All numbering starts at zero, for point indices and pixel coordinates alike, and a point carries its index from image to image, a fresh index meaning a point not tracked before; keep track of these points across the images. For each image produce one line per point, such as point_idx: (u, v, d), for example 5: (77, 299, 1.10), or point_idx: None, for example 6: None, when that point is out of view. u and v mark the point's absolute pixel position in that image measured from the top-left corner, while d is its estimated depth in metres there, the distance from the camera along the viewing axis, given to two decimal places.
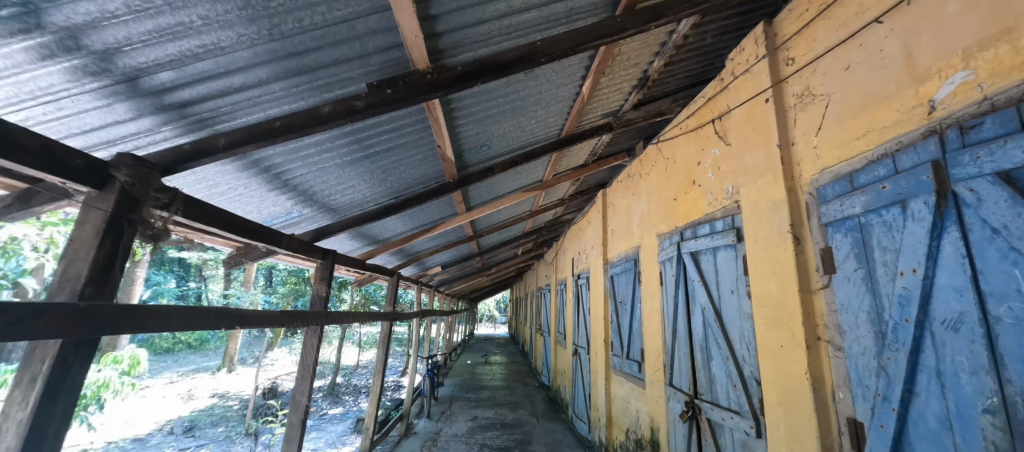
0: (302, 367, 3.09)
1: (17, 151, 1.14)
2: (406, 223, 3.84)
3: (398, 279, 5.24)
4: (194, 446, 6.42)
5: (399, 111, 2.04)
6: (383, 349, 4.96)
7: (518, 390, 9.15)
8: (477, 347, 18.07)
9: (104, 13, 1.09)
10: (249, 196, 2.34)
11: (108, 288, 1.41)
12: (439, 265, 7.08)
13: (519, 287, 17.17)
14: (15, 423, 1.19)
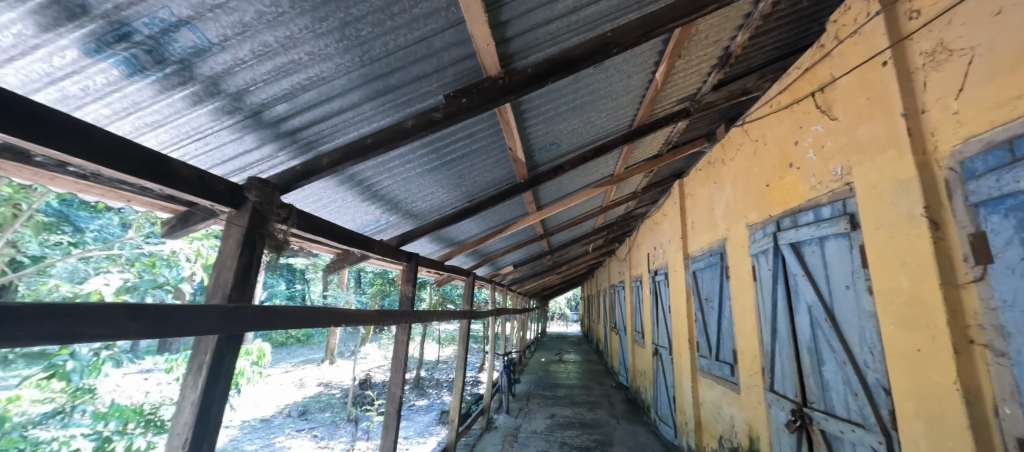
0: (394, 361, 3.35)
1: (182, 182, 1.39)
2: (481, 225, 3.96)
3: (474, 279, 5.42)
4: (307, 428, 7.29)
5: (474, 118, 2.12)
6: (462, 346, 5.16)
7: (596, 389, 8.96)
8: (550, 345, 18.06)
9: (236, 61, 1.28)
10: (345, 208, 2.59)
11: (246, 292, 1.66)
12: (512, 264, 7.18)
13: (591, 284, 16.81)
14: (190, 401, 1.46)
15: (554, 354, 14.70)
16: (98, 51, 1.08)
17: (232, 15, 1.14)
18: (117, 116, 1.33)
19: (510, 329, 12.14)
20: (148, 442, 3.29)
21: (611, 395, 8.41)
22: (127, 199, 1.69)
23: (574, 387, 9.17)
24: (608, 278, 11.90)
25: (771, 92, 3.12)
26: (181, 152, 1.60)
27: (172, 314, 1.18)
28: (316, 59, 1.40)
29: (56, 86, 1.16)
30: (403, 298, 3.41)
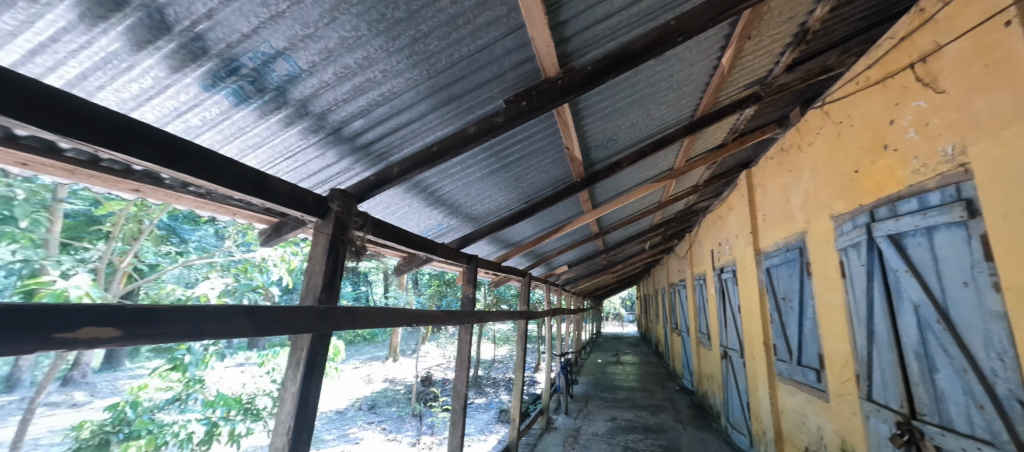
0: (458, 359, 3.45)
1: (278, 195, 1.54)
2: (537, 226, 3.96)
3: (530, 279, 5.44)
4: (377, 421, 7.74)
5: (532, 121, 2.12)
6: (520, 346, 5.18)
7: (658, 392, 8.60)
8: (606, 345, 17.64)
9: (320, 85, 1.39)
10: (410, 213, 2.72)
11: (332, 294, 1.81)
12: (565, 264, 7.08)
13: (648, 282, 16.19)
14: (291, 393, 1.62)
15: (611, 355, 14.32)
16: (212, 85, 1.22)
17: (319, 42, 1.22)
18: (226, 140, 1.51)
19: (566, 329, 12.00)
20: (247, 427, 3.70)
21: (675, 399, 8.03)
22: (231, 212, 1.90)
23: (633, 390, 8.84)
24: (666, 276, 11.38)
25: (857, 68, 2.81)
26: (275, 169, 1.78)
27: (275, 315, 1.32)
28: (388, 75, 1.48)
29: (180, 119, 1.34)
30: (465, 299, 3.52)
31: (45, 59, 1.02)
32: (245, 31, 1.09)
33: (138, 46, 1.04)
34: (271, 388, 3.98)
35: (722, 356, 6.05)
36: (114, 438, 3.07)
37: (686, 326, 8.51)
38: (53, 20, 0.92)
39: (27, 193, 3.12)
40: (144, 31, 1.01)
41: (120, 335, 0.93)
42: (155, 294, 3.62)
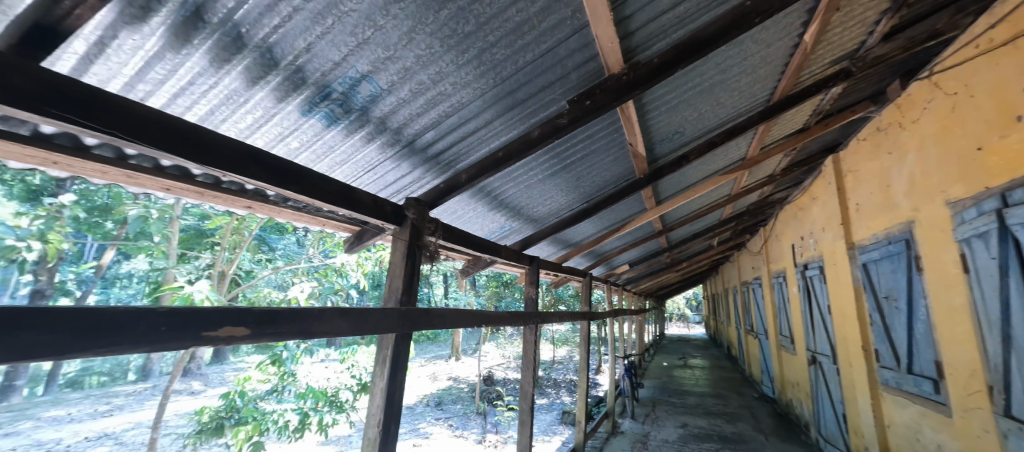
0: (524, 359, 3.46)
1: (363, 206, 1.67)
2: (598, 225, 3.84)
3: (592, 279, 5.31)
4: (444, 418, 7.96)
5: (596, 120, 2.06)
6: (583, 347, 5.05)
7: (734, 398, 8.02)
8: (672, 347, 16.79)
9: (398, 102, 1.46)
10: (475, 218, 2.77)
11: (411, 296, 1.92)
12: (627, 263, 6.81)
13: (716, 281, 15.15)
14: (379, 387, 1.75)
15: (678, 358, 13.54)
16: (309, 111, 1.35)
17: (397, 62, 1.29)
18: (318, 159, 1.66)
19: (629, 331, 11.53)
20: (333, 418, 4.00)
21: (754, 406, 7.44)
22: (321, 223, 2.09)
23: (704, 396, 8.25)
24: (737, 274, 10.52)
25: (974, 29, 2.43)
26: (359, 182, 1.92)
27: (366, 316, 1.44)
28: (458, 87, 1.51)
29: (282, 143, 1.50)
30: (528, 301, 3.51)
31: (183, 99, 1.21)
32: (336, 60, 1.18)
33: (252, 81, 1.18)
34: (352, 383, 4.21)
35: (810, 362, 5.48)
36: (228, 422, 3.52)
37: (764, 328, 7.82)
38: (190, 66, 1.08)
39: (159, 213, 3.71)
40: (256, 68, 1.14)
41: (249, 333, 1.06)
42: (254, 295, 4.05)
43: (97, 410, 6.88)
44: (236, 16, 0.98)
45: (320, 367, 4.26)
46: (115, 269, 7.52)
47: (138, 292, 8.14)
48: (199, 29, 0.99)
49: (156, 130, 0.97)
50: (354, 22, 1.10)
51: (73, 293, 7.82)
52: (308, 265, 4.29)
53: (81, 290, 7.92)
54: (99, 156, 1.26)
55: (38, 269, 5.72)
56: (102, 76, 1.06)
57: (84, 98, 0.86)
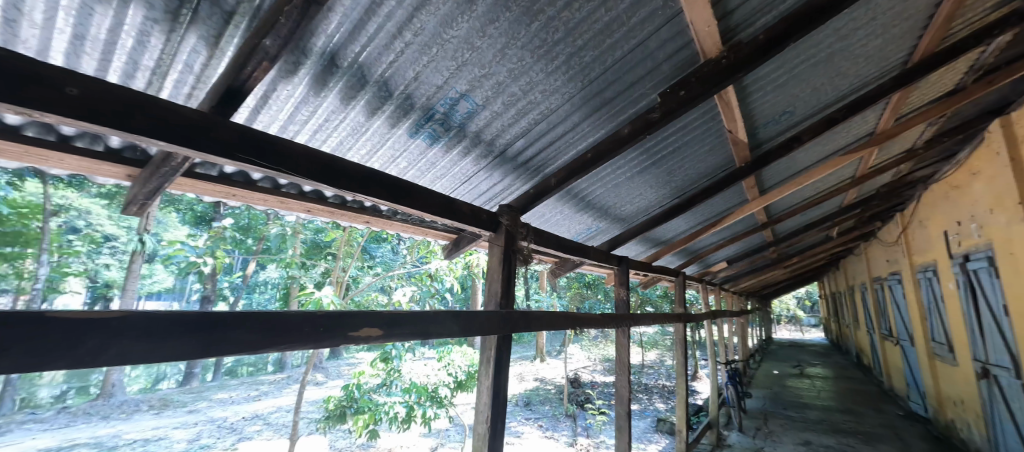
0: (618, 363, 3.27)
1: (463, 215, 1.76)
2: (692, 221, 3.42)
3: (686, 279, 4.93)
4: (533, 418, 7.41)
5: (693, 111, 1.88)
6: (680, 351, 4.71)
7: (871, 414, 6.83)
8: (783, 353, 14.85)
9: (489, 114, 1.50)
10: (561, 220, 2.63)
11: (509, 299, 1.97)
12: (724, 260, 6.08)
13: (837, 277, 13.07)
14: (485, 386, 1.83)
15: (793, 365, 11.96)
16: (415, 132, 1.49)
17: (491, 78, 1.34)
18: (421, 174, 1.79)
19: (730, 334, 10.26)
20: (434, 412, 4.03)
21: (899, 425, 6.26)
22: (423, 233, 2.26)
23: (830, 410, 7.15)
24: (865, 270, 8.98)
25: None
26: (456, 194, 2.03)
27: (471, 319, 1.54)
28: (547, 94, 1.50)
29: (392, 164, 1.68)
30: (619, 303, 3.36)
31: (318, 135, 1.42)
32: (438, 83, 1.29)
33: (370, 111, 1.33)
34: (451, 379, 4.19)
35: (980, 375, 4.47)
36: (349, 410, 3.91)
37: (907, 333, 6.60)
38: (325, 106, 1.27)
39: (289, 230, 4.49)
40: (374, 100, 1.29)
41: (381, 333, 1.20)
42: (365, 298, 4.45)
43: (249, 395, 8.24)
44: (359, 58, 1.12)
45: (419, 363, 4.17)
46: (256, 277, 8.95)
47: (272, 295, 9.59)
48: (334, 74, 1.16)
49: (303, 162, 1.15)
50: (455, 47, 1.18)
51: (229, 298, 9.58)
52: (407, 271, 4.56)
53: (234, 295, 9.62)
54: (260, 187, 1.56)
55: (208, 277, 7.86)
56: (263, 123, 1.30)
57: (257, 142, 1.05)
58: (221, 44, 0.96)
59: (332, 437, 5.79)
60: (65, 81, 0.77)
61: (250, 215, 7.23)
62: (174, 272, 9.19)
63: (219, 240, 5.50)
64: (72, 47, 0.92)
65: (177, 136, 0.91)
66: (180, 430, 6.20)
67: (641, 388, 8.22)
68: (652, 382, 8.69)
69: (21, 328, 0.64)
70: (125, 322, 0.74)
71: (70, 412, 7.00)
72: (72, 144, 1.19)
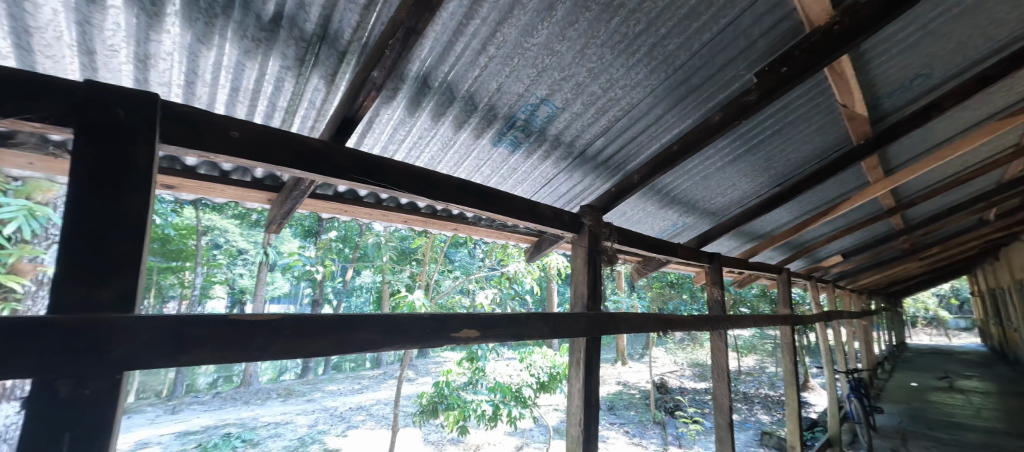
0: (716, 369, 3.00)
1: (544, 218, 1.77)
2: (797, 212, 3.00)
3: (791, 275, 4.40)
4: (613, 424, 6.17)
5: (800, 90, 1.64)
6: (789, 357, 4.22)
7: None
8: (922, 361, 12.47)
9: (568, 115, 1.47)
10: (645, 217, 2.50)
11: (596, 301, 1.93)
12: (839, 253, 5.30)
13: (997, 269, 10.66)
14: (576, 387, 1.82)
15: (938, 376, 10.01)
16: (498, 141, 1.54)
17: (571, 80, 1.33)
18: (503, 179, 1.83)
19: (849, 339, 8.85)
20: (519, 412, 3.88)
21: None
22: (506, 237, 2.32)
23: (994, 433, 5.86)
24: None
25: None
26: (536, 197, 2.05)
27: (560, 320, 1.55)
28: (628, 89, 1.42)
29: (477, 172, 1.76)
30: (712, 303, 3.10)
31: (411, 152, 1.54)
32: (519, 91, 1.32)
33: (458, 124, 1.42)
34: (534, 380, 4.03)
35: None
36: (440, 406, 3.92)
37: None
38: (418, 124, 1.38)
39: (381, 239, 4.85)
40: (461, 114, 1.37)
41: (478, 335, 1.27)
42: (450, 297, 4.58)
43: (353, 388, 9.05)
44: (448, 77, 1.20)
45: (501, 363, 4.13)
46: (354, 281, 9.85)
47: (368, 298, 10.44)
48: (426, 95, 1.26)
49: (403, 177, 1.26)
50: (535, 55, 1.20)
51: (332, 301, 10.64)
52: (487, 273, 4.64)
53: (336, 298, 10.68)
54: (365, 202, 1.75)
55: (314, 283, 8.74)
56: (368, 145, 1.46)
57: (366, 163, 1.18)
58: (336, 80, 1.10)
59: (426, 431, 6.11)
60: (226, 126, 0.95)
61: (345, 228, 8.28)
62: (290, 278, 10.48)
63: (325, 252, 6.24)
64: (230, 97, 1.13)
65: (305, 163, 1.06)
66: (301, 417, 7.03)
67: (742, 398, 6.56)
68: (753, 391, 6.93)
69: (212, 328, 0.81)
70: (279, 324, 0.89)
71: (220, 397, 8.32)
72: (229, 177, 1.47)
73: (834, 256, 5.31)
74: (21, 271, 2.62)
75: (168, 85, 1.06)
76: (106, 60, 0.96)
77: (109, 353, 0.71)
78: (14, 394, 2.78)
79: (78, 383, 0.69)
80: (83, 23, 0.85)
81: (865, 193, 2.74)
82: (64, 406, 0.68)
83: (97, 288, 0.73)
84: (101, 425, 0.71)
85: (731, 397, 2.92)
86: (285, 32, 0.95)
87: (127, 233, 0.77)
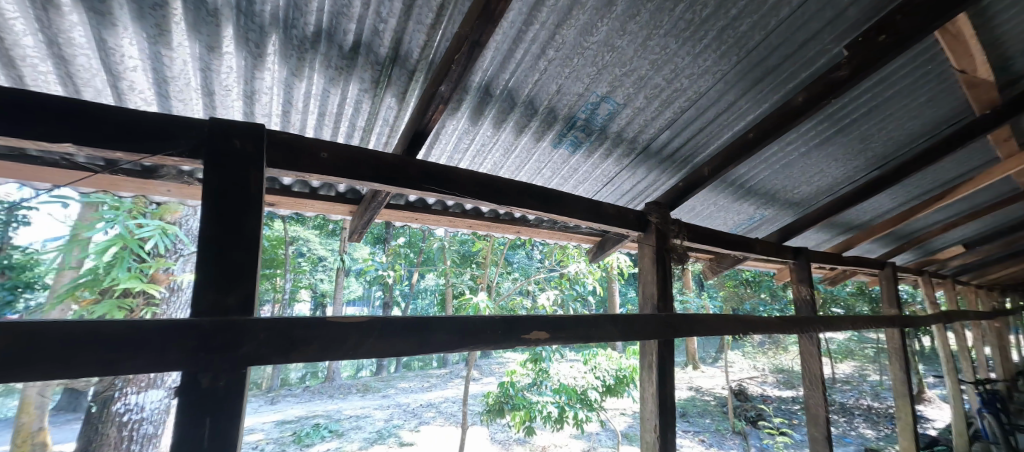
0: (807, 375, 2.73)
1: (607, 217, 1.74)
2: (901, 198, 2.63)
3: (897, 270, 3.87)
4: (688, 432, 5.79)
5: (904, 60, 1.41)
6: (897, 364, 3.72)
7: None
8: None
9: (630, 110, 1.42)
10: (717, 211, 2.34)
11: (668, 302, 1.84)
12: (960, 242, 4.53)
13: None
14: (650, 392, 1.76)
15: None
16: (559, 142, 1.55)
17: (633, 75, 1.28)
18: (565, 179, 1.82)
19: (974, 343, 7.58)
20: (586, 415, 3.82)
21: None
22: (568, 238, 2.31)
23: None
24: None
25: None
26: (598, 195, 2.01)
27: (631, 322, 1.52)
28: (695, 78, 1.32)
29: (538, 175, 1.77)
30: (799, 303, 2.82)
31: (474, 159, 1.59)
32: (580, 91, 1.31)
33: (519, 129, 1.44)
34: (599, 383, 3.94)
35: None
36: (506, 406, 3.89)
37: None
38: (481, 132, 1.43)
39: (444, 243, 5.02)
40: (522, 119, 1.39)
41: (548, 336, 1.28)
42: (511, 298, 4.61)
43: (423, 385, 9.48)
44: (509, 83, 1.23)
45: (565, 365, 4.10)
46: (419, 284, 10.33)
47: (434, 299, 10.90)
48: (488, 103, 1.30)
49: (469, 184, 1.32)
50: (595, 53, 1.18)
51: (401, 303, 11.24)
52: (548, 275, 4.62)
53: (404, 300, 11.27)
54: (434, 210, 1.84)
55: (385, 286, 9.30)
56: (435, 155, 1.55)
57: (434, 172, 1.24)
58: (406, 97, 1.18)
59: (493, 429, 6.20)
60: (317, 148, 1.06)
61: (410, 233, 8.77)
62: (364, 282, 11.23)
63: (395, 257, 6.62)
64: (317, 121, 1.25)
65: (382, 176, 1.15)
66: (378, 411, 7.50)
67: (839, 409, 5.83)
68: (852, 402, 6.15)
69: (314, 329, 0.91)
70: (368, 326, 0.98)
71: (309, 391, 9.14)
72: (318, 192, 1.63)
73: (953, 247, 4.56)
74: (157, 280, 3.08)
75: (269, 115, 1.21)
76: (221, 99, 1.12)
77: (237, 351, 0.82)
78: (157, 382, 3.23)
79: (215, 376, 0.82)
80: (205, 69, 1.01)
81: (993, 173, 2.31)
82: (205, 395, 0.81)
83: (225, 293, 0.86)
84: (233, 411, 0.82)
85: (828, 408, 2.62)
86: (363, 59, 1.04)
87: (244, 246, 0.89)
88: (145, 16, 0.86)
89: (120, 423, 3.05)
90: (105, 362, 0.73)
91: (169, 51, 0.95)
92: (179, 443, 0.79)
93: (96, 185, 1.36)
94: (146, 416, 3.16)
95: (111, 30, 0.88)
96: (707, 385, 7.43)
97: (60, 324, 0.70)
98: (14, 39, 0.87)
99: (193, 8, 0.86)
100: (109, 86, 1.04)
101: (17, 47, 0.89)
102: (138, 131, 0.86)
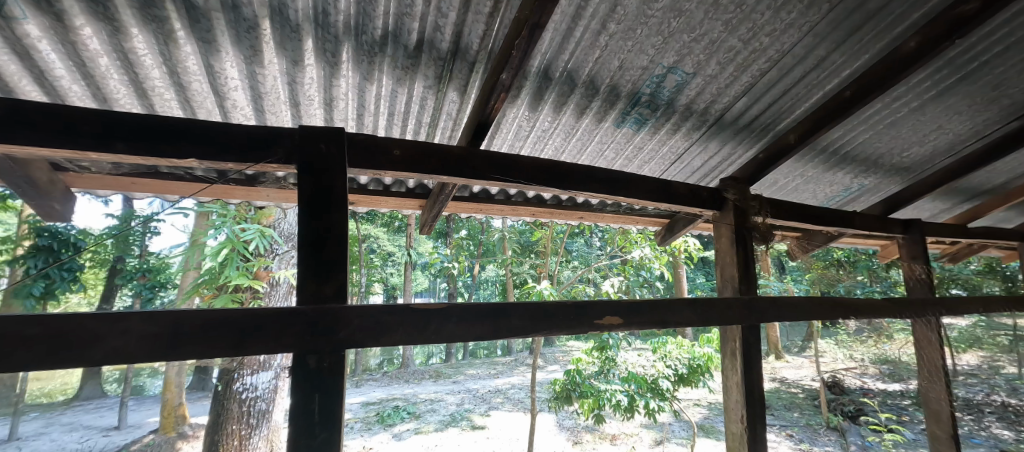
0: (927, 363, 2.38)
1: (677, 195, 1.65)
2: None
3: None
4: (774, 426, 5.39)
5: None
6: None
7: None
8: None
9: (702, 79, 1.32)
10: (805, 184, 2.13)
11: (751, 285, 1.71)
12: None
13: None
14: (734, 381, 1.66)
15: None
16: (622, 121, 1.50)
17: (704, 40, 1.18)
18: (629, 159, 1.76)
19: None
20: (658, 405, 3.68)
21: None
22: (634, 221, 2.24)
23: None
24: None
25: None
26: (666, 174, 1.91)
27: (709, 306, 1.45)
28: (777, 35, 1.17)
29: (602, 157, 1.73)
30: (912, 282, 2.49)
31: (536, 145, 1.61)
32: (644, 64, 1.24)
33: (580, 111, 1.42)
34: (671, 371, 3.75)
35: None
36: (574, 393, 3.85)
37: None
38: (541, 117, 1.43)
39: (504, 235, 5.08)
40: (583, 100, 1.37)
41: (622, 321, 1.26)
42: (573, 286, 4.55)
43: (490, 372, 9.75)
44: (569, 65, 1.21)
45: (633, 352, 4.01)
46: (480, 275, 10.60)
47: (494, 289, 11.17)
48: (548, 87, 1.30)
49: (534, 171, 1.32)
50: (661, 20, 1.10)
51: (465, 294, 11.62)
52: (610, 262, 4.50)
53: (468, 291, 11.65)
54: (497, 200, 1.89)
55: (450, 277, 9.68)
56: (498, 144, 1.59)
57: (500, 163, 1.26)
58: (468, 89, 1.21)
59: (561, 416, 6.22)
60: (389, 146, 1.13)
61: (469, 225, 9.07)
62: (429, 275, 11.79)
63: (458, 250, 6.88)
64: (388, 121, 1.34)
65: (450, 168, 1.20)
66: (450, 395, 7.86)
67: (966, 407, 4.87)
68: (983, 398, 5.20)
69: (399, 316, 0.98)
70: (447, 313, 1.03)
71: (388, 376, 9.82)
72: (391, 189, 1.75)
73: None
74: (260, 277, 3.45)
75: (346, 119, 1.31)
76: (306, 109, 1.23)
77: (335, 335, 0.91)
78: (267, 364, 3.66)
79: (320, 357, 0.91)
80: (291, 82, 1.12)
81: None
82: (313, 374, 0.90)
83: (323, 283, 0.95)
84: (337, 391, 0.92)
85: (953, 403, 2.28)
86: (426, 55, 1.08)
87: (336, 243, 0.97)
88: (242, 39, 0.96)
89: (240, 400, 3.53)
90: (233, 344, 0.85)
91: (262, 69, 1.06)
92: (295, 415, 0.89)
93: (214, 194, 1.56)
94: (259, 394, 3.62)
95: (216, 56, 1.00)
96: (794, 376, 6.80)
97: (202, 312, 0.84)
98: (145, 73, 1.03)
99: (279, 26, 0.94)
100: (217, 105, 1.19)
101: (148, 79, 1.05)
102: (245, 144, 0.98)
